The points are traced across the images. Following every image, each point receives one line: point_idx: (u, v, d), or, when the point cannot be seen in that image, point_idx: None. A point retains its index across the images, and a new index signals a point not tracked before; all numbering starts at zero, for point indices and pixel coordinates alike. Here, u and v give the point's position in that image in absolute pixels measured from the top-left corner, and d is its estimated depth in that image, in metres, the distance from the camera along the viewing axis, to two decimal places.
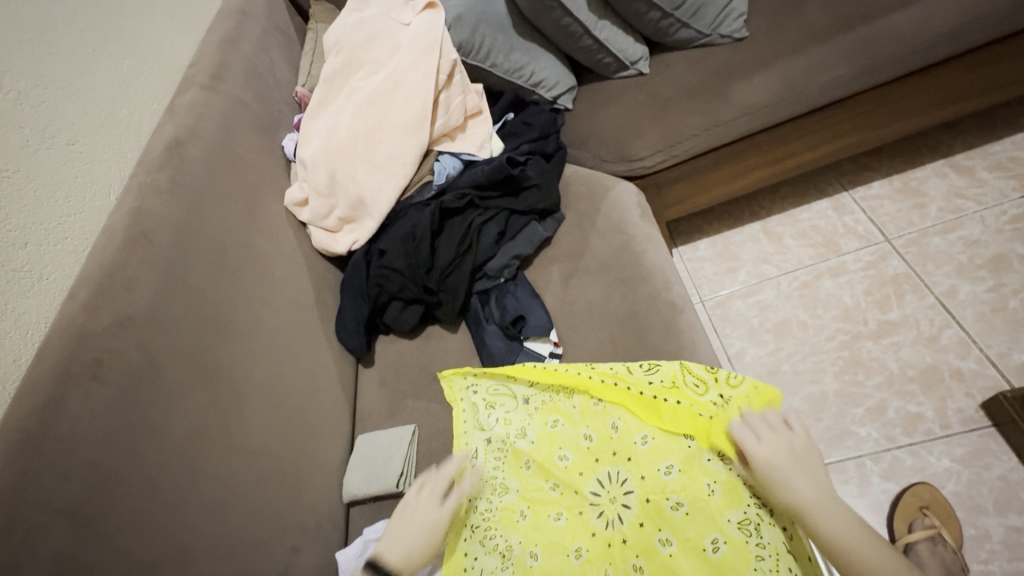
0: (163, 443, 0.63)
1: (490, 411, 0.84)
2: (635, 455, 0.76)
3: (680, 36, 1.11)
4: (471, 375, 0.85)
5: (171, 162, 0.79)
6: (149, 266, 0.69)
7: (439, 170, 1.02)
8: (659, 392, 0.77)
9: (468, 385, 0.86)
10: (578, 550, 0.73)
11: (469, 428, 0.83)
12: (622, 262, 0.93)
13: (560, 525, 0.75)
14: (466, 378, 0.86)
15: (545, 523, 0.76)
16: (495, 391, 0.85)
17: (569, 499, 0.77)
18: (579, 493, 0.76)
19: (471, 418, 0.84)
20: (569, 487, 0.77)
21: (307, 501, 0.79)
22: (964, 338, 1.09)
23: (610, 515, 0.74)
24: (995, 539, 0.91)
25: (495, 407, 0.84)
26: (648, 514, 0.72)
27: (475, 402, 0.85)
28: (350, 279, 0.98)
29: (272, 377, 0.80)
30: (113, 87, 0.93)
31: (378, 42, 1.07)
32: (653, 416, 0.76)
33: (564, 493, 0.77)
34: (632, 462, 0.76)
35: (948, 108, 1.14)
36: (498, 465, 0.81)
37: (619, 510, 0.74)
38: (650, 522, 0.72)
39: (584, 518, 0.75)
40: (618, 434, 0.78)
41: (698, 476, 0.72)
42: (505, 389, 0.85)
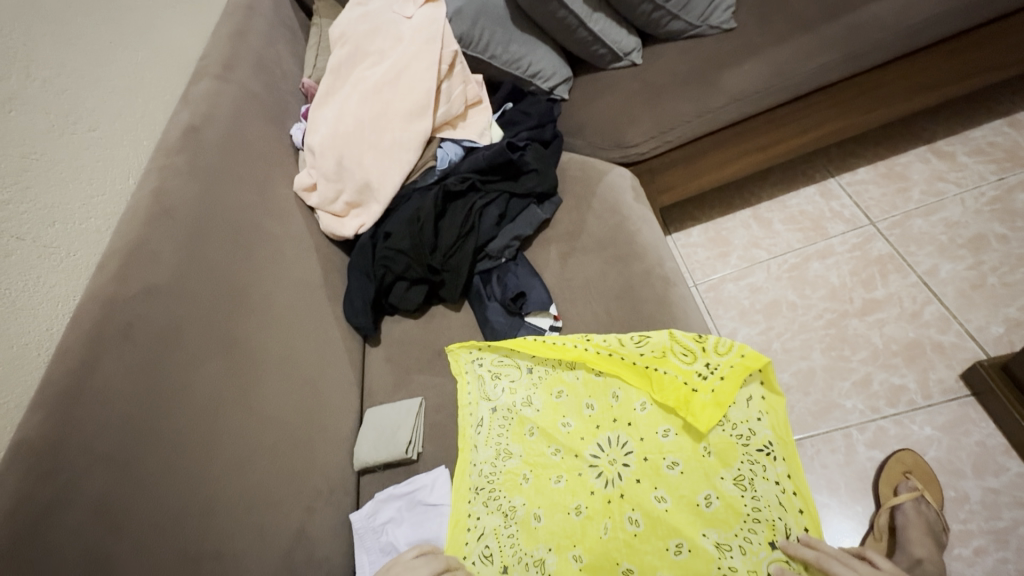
0: (187, 403, 0.67)
1: (495, 381, 0.90)
2: (634, 420, 0.81)
3: (671, 27, 1.16)
4: (476, 350, 0.91)
5: (188, 146, 0.83)
6: (171, 241, 0.73)
7: (442, 156, 1.07)
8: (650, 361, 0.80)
9: (474, 359, 0.92)
10: (578, 507, 0.77)
11: (475, 400, 0.89)
12: (617, 241, 0.98)
13: (560, 486, 0.80)
14: (471, 352, 0.92)
15: (546, 484, 0.80)
16: (501, 362, 0.91)
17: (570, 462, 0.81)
18: (579, 456, 0.81)
19: (477, 390, 0.90)
20: (570, 451, 0.82)
21: (320, 466, 0.83)
22: (945, 313, 1.14)
23: (609, 475, 0.78)
24: (973, 501, 0.96)
25: (500, 378, 0.90)
26: (645, 473, 0.77)
27: (481, 373, 0.91)
28: (357, 261, 1.03)
29: (285, 350, 0.85)
30: (129, 77, 0.97)
31: (382, 34, 1.11)
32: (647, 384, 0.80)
33: (565, 457, 0.82)
34: (631, 426, 0.81)
35: (927, 95, 1.19)
36: (502, 432, 0.86)
37: (618, 469, 0.78)
38: (647, 480, 0.76)
39: (584, 478, 0.79)
40: (618, 402, 0.83)
41: (693, 438, 0.76)
42: (509, 360, 0.91)
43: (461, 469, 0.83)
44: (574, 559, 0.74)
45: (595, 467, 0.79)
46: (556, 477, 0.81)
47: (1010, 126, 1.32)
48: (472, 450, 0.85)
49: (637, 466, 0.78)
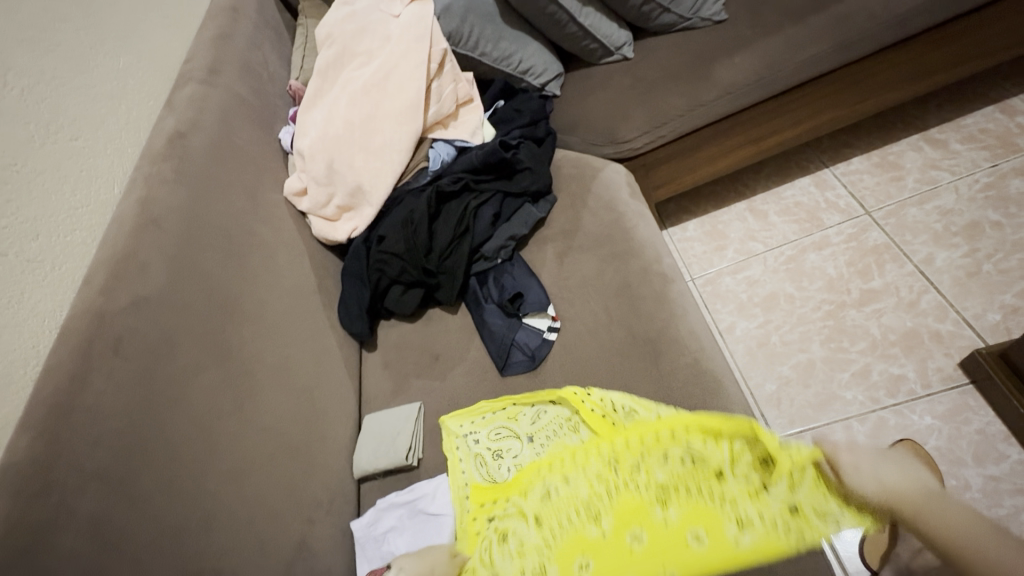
0: (181, 417, 0.65)
1: (497, 462, 0.82)
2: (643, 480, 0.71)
3: (662, 20, 1.15)
4: (470, 423, 0.85)
5: (175, 153, 0.81)
6: (160, 250, 0.71)
7: (434, 156, 1.06)
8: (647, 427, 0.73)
9: (466, 435, 0.85)
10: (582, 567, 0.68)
11: (470, 480, 0.80)
12: (613, 238, 0.97)
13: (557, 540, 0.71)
14: (463, 426, 0.85)
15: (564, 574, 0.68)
16: (498, 436, 0.84)
17: (575, 537, 0.70)
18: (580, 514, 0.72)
19: (472, 470, 0.82)
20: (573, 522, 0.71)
21: (319, 476, 0.81)
22: (942, 302, 1.14)
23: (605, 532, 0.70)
24: (973, 488, 0.96)
25: (501, 455, 0.82)
26: (653, 531, 0.67)
27: (477, 452, 0.83)
28: (351, 265, 1.02)
29: (280, 358, 0.83)
30: (111, 84, 0.95)
31: (369, 34, 1.09)
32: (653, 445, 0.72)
33: (569, 533, 0.71)
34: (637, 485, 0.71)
35: (920, 83, 1.19)
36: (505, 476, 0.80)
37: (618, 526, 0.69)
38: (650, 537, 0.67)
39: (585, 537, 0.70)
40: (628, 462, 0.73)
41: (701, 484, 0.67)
42: (507, 432, 0.84)
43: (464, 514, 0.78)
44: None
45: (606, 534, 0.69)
46: (566, 563, 0.68)
47: (1002, 113, 1.32)
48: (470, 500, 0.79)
49: (647, 529, 0.67)
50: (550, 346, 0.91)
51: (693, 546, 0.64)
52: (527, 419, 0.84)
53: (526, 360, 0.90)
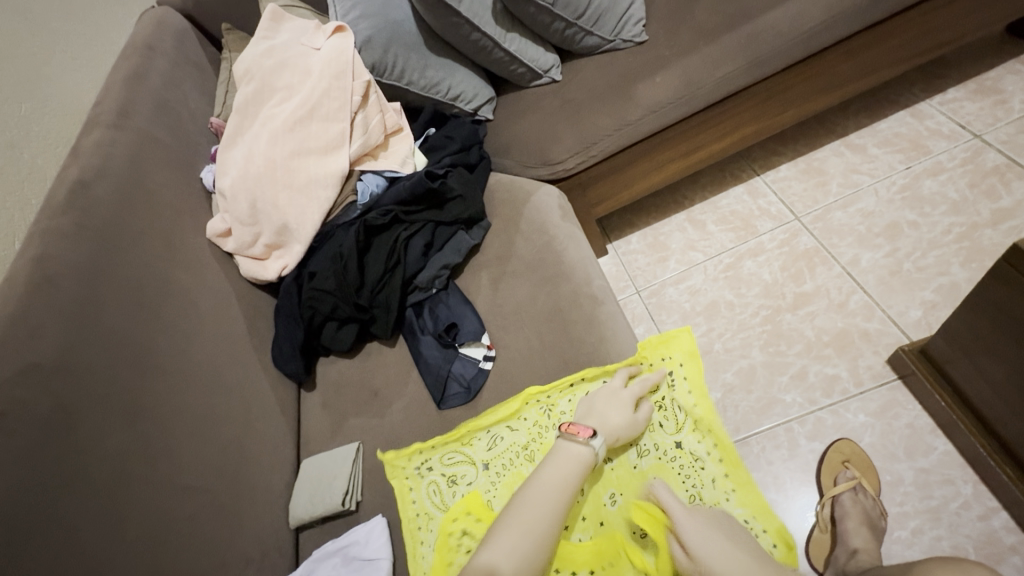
0: (84, 489, 0.62)
1: (451, 488, 0.83)
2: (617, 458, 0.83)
3: (586, 43, 1.18)
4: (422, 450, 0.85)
5: (76, 205, 0.78)
6: (56, 311, 0.68)
7: (362, 190, 1.05)
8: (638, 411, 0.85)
9: (418, 460, 0.85)
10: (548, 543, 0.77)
11: (421, 510, 0.81)
12: (545, 262, 0.98)
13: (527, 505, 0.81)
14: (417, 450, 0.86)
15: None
16: (449, 461, 0.85)
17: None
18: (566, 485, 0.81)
19: (422, 496, 0.83)
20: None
21: (249, 531, 0.78)
22: (869, 301, 1.19)
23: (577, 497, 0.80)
24: (907, 482, 1.00)
25: (456, 480, 0.83)
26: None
27: (431, 476, 0.83)
28: (283, 304, 0.99)
29: (203, 410, 0.80)
30: (11, 132, 0.91)
31: (290, 68, 1.08)
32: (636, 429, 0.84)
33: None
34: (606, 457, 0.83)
35: (834, 94, 1.25)
36: (434, 495, 0.82)
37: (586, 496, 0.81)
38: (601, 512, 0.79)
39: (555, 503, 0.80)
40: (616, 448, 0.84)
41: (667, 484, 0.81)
42: (462, 457, 0.85)
43: (412, 549, 0.78)
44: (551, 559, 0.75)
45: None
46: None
47: (912, 117, 1.39)
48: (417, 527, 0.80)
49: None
50: (485, 375, 0.91)
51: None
52: (482, 444, 0.85)
53: (462, 393, 0.90)
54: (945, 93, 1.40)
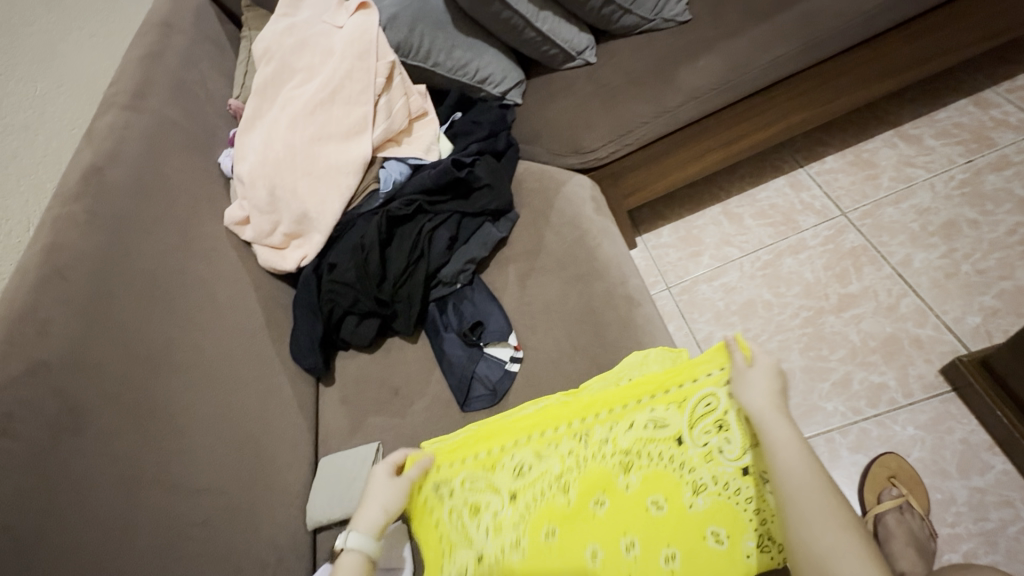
0: (89, 495, 0.59)
1: (474, 519, 0.75)
2: (637, 425, 0.75)
3: (624, 22, 1.10)
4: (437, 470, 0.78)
5: (89, 191, 0.75)
6: (65, 306, 0.65)
7: (385, 177, 0.99)
8: (676, 380, 0.75)
9: (434, 482, 0.78)
10: (549, 531, 0.72)
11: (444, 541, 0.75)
12: (577, 258, 0.92)
13: (528, 471, 0.77)
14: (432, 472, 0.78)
15: (533, 539, 0.72)
16: (471, 487, 0.77)
17: (598, 476, 0.74)
18: (582, 445, 0.76)
19: (441, 523, 0.76)
20: (600, 462, 0.74)
21: (265, 534, 0.75)
22: (921, 305, 1.11)
23: (582, 459, 0.75)
24: (959, 502, 0.93)
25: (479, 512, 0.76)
26: (677, 511, 0.70)
27: (451, 502, 0.77)
28: (302, 296, 0.95)
29: (218, 409, 0.77)
30: (26, 113, 0.88)
31: (311, 47, 1.02)
32: (671, 401, 0.74)
33: (592, 468, 0.74)
34: (631, 424, 0.75)
35: (891, 80, 1.15)
36: (456, 521, 0.76)
37: (597, 463, 0.74)
38: (608, 492, 0.73)
39: (553, 472, 0.75)
40: (649, 422, 0.74)
41: (698, 468, 0.71)
42: (485, 484, 0.77)
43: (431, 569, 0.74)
44: (546, 535, 0.72)
45: (630, 487, 0.72)
46: (585, 493, 0.73)
47: (975, 106, 1.29)
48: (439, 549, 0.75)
49: (669, 503, 0.70)
50: (512, 378, 0.86)
51: (710, 547, 0.68)
52: (506, 472, 0.77)
53: (487, 395, 0.85)
54: (1013, 81, 1.30)
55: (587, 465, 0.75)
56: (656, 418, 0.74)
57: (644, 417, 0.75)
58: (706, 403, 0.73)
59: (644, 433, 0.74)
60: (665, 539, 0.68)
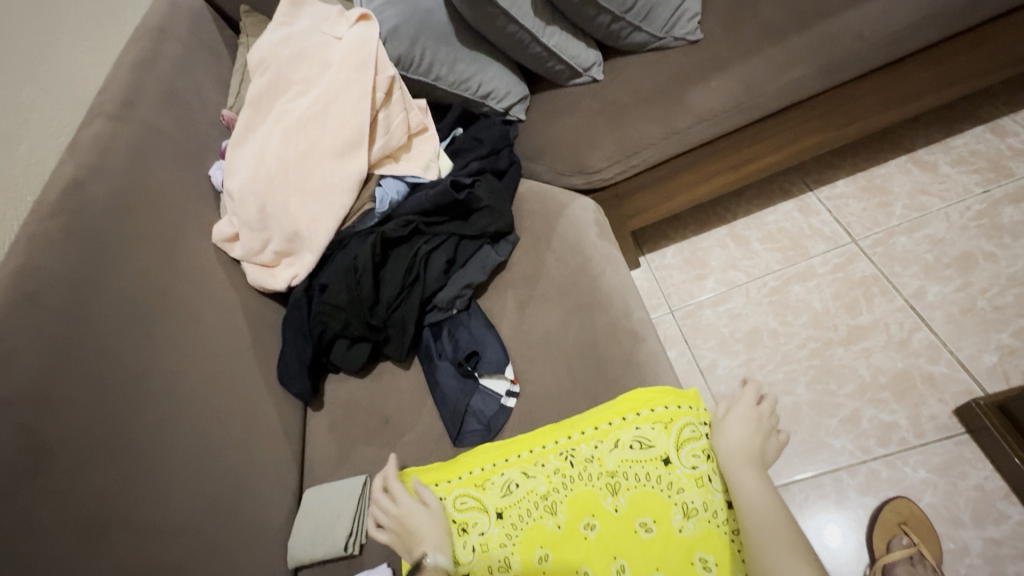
0: (51, 543, 0.55)
1: (462, 536, 0.74)
2: (624, 446, 0.73)
3: (633, 39, 1.06)
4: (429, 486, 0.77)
5: (67, 208, 0.71)
6: (34, 335, 0.61)
7: (381, 196, 0.95)
8: (665, 406, 0.74)
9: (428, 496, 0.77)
10: (543, 555, 0.69)
11: None
12: (578, 286, 0.89)
13: (516, 492, 0.74)
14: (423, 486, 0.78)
15: (526, 562, 0.70)
16: (461, 505, 0.75)
17: (585, 498, 0.71)
18: (570, 468, 0.73)
19: None
20: (588, 483, 0.72)
21: (243, 574, 0.72)
22: (934, 340, 1.07)
23: (569, 480, 0.73)
24: (973, 553, 0.89)
25: (467, 529, 0.74)
26: (665, 534, 0.67)
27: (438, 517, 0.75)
28: (291, 317, 0.91)
29: (197, 441, 0.73)
30: (7, 120, 0.84)
31: (309, 58, 0.99)
32: (659, 425, 0.73)
33: (581, 488, 0.72)
34: (618, 445, 0.73)
35: (908, 106, 1.12)
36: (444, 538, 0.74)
37: (583, 485, 0.72)
38: (598, 514, 0.70)
39: (540, 493, 0.73)
40: (636, 444, 0.72)
41: (685, 492, 0.69)
42: (474, 501, 0.75)
43: None
44: (540, 559, 0.69)
45: (619, 510, 0.69)
46: (574, 517, 0.70)
47: (992, 133, 1.26)
48: None
49: (658, 527, 0.67)
50: (507, 414, 0.82)
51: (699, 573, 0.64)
52: (496, 490, 0.75)
53: (481, 431, 0.81)
54: None
55: (573, 483, 0.73)
56: (643, 439, 0.72)
57: (631, 439, 0.73)
58: (691, 428, 0.73)
59: (631, 453, 0.72)
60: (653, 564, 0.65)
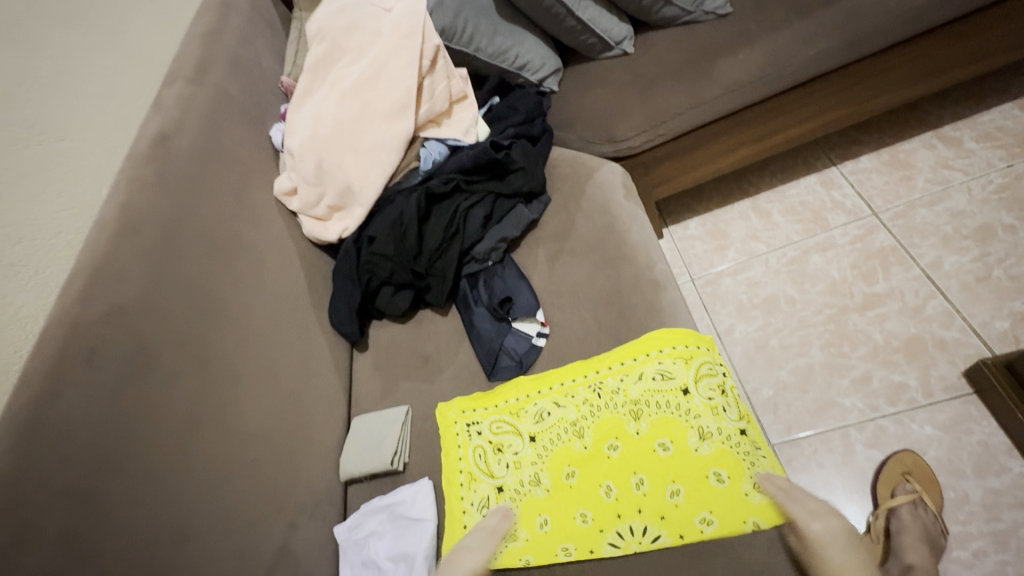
0: (156, 428, 0.66)
1: (498, 455, 0.82)
2: (648, 380, 0.80)
3: (663, 14, 1.11)
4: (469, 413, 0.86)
5: (158, 156, 0.81)
6: (137, 258, 0.71)
7: (425, 156, 1.04)
8: (686, 347, 0.81)
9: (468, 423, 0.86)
10: (571, 471, 0.77)
11: (471, 475, 0.82)
12: (606, 242, 0.96)
13: (547, 419, 0.82)
14: (463, 413, 0.87)
15: (555, 480, 0.77)
16: (498, 430, 0.84)
17: (611, 423, 0.79)
18: (598, 399, 0.81)
19: (469, 460, 0.83)
20: (613, 411, 0.80)
21: (303, 481, 0.82)
22: (948, 308, 1.11)
23: (596, 408, 0.81)
24: (973, 501, 0.94)
25: (502, 450, 0.82)
26: (682, 452, 0.74)
27: (478, 440, 0.84)
28: (341, 265, 1.01)
29: (265, 365, 0.83)
30: (99, 82, 0.95)
31: (361, 28, 1.07)
32: (680, 361, 0.80)
33: (607, 416, 0.79)
34: (642, 378, 0.80)
35: (933, 80, 1.14)
36: (480, 459, 0.83)
37: (610, 414, 0.80)
38: (622, 438, 0.77)
39: (569, 421, 0.81)
40: (658, 377, 0.79)
41: (702, 419, 0.75)
42: (509, 427, 0.84)
43: (453, 493, 0.81)
44: (568, 475, 0.77)
45: (641, 432, 0.77)
46: (600, 439, 0.78)
47: (1020, 109, 1.27)
48: (465, 476, 0.82)
49: (676, 445, 0.74)
50: (538, 351, 0.90)
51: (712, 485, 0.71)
52: (529, 417, 0.83)
53: (514, 366, 0.90)
54: None
55: (601, 411, 0.80)
56: (664, 371, 0.80)
57: (654, 375, 0.80)
58: (708, 366, 0.80)
59: (653, 384, 0.79)
60: (671, 477, 0.72)
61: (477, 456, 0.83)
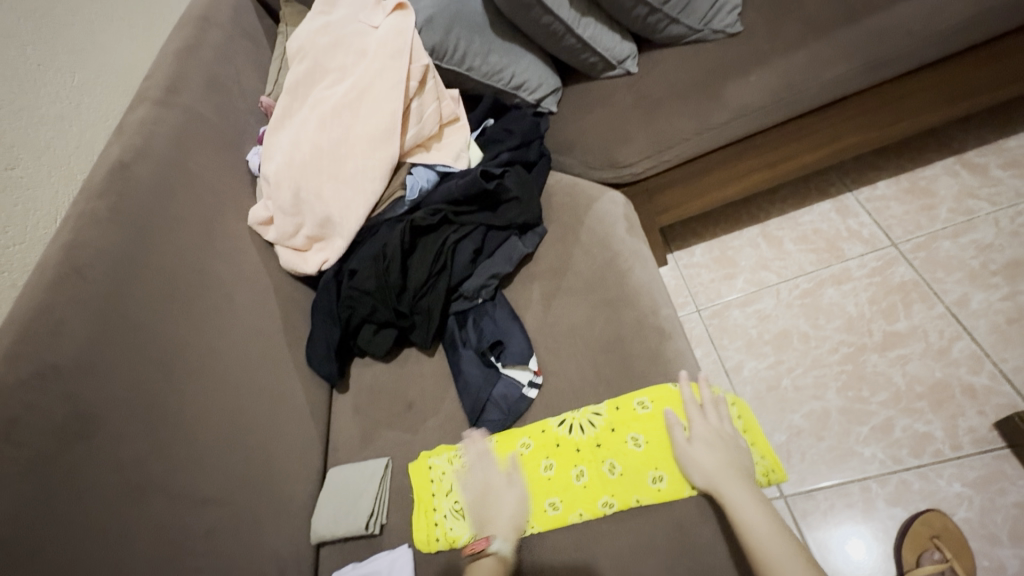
0: (87, 505, 0.58)
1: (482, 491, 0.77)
2: (640, 415, 0.75)
3: (669, 32, 1.03)
4: (457, 451, 0.80)
5: (115, 187, 0.74)
6: (80, 307, 0.64)
7: (411, 184, 0.96)
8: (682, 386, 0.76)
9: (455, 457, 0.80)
10: (553, 502, 0.74)
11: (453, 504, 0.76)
12: (606, 281, 0.88)
13: (535, 451, 0.77)
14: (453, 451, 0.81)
15: (535, 510, 0.74)
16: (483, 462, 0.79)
17: (600, 454, 0.74)
18: (588, 432, 0.76)
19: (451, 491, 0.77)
20: (604, 441, 0.75)
21: (268, 548, 0.74)
22: (976, 350, 1.03)
23: (586, 437, 0.76)
24: (1009, 572, 0.86)
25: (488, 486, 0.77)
26: (673, 486, 0.70)
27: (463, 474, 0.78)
28: (321, 301, 0.93)
29: (227, 418, 0.75)
30: (60, 103, 0.88)
31: (345, 47, 1.01)
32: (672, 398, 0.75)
33: (595, 446, 0.75)
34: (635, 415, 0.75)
35: (958, 106, 1.07)
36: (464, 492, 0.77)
37: (600, 446, 0.75)
38: (613, 466, 0.73)
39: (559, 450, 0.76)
40: (650, 412, 0.75)
41: None
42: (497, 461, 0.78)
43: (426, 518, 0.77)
44: (550, 506, 0.73)
45: (632, 465, 0.72)
46: (592, 469, 0.74)
47: None
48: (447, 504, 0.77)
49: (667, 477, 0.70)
50: (528, 402, 0.83)
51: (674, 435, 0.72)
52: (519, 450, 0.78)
53: (502, 419, 0.82)
54: None
55: (591, 442, 0.76)
56: (657, 407, 0.75)
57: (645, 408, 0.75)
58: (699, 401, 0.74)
59: (644, 415, 0.75)
60: (630, 426, 0.75)
61: (465, 486, 0.77)
